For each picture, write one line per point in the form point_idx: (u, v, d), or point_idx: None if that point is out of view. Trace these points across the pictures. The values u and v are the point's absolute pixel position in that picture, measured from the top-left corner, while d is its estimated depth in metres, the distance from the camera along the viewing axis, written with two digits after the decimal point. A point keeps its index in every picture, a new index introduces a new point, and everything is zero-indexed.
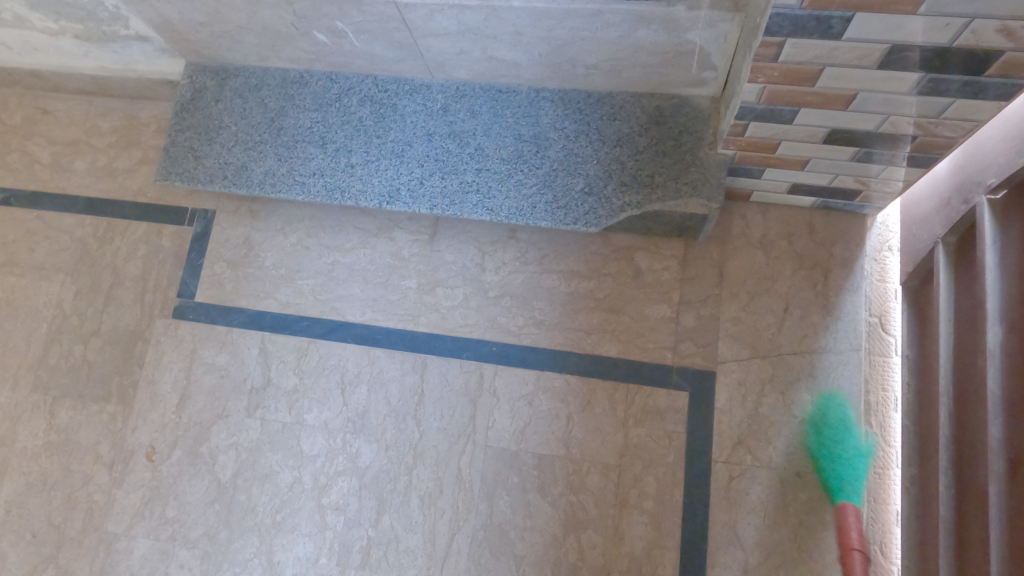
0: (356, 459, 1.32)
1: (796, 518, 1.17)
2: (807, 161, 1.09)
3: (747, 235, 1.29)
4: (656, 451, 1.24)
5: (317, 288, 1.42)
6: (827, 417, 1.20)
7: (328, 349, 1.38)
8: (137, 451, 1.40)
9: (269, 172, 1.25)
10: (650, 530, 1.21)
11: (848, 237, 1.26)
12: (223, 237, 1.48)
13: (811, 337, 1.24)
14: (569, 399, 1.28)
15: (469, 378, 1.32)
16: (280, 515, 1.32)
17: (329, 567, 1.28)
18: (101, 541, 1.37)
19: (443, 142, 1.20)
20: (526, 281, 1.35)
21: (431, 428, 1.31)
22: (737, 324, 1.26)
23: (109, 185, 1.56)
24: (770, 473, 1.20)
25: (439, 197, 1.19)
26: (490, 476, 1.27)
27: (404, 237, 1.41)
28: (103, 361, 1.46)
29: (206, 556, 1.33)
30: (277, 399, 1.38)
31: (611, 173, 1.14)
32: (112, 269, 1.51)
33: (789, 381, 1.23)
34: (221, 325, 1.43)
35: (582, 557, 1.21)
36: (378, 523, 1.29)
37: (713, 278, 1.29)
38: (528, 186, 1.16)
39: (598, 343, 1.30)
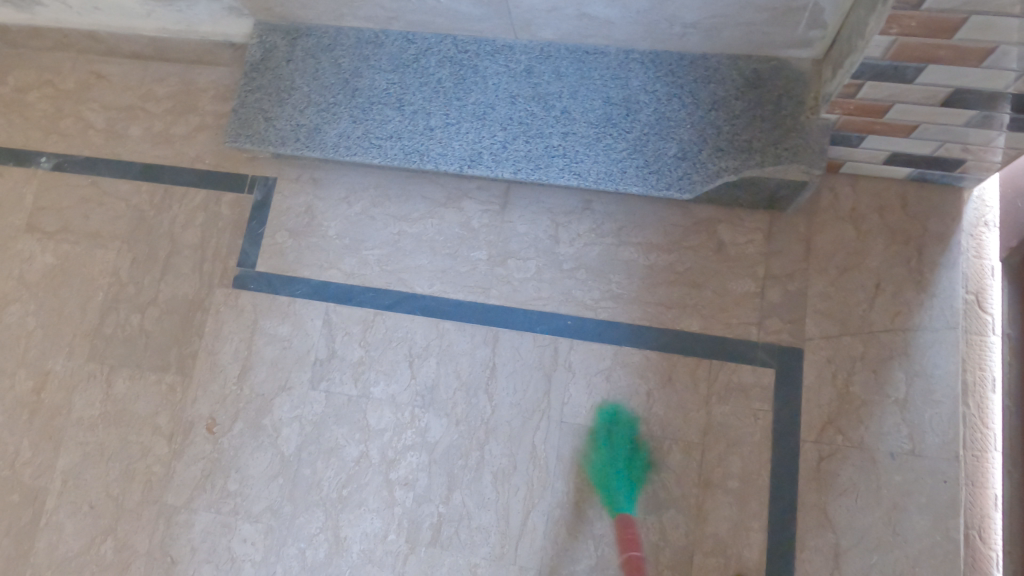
0: (426, 434, 1.28)
1: (890, 501, 1.13)
2: (915, 127, 1.04)
3: (837, 208, 1.24)
4: (741, 429, 1.19)
5: (383, 258, 1.38)
6: (922, 397, 1.15)
7: (395, 321, 1.34)
8: (197, 422, 1.36)
9: (343, 135, 1.20)
10: (735, 511, 1.17)
11: (943, 211, 1.21)
12: (285, 205, 1.44)
13: (905, 314, 1.19)
14: (649, 374, 1.24)
15: (544, 352, 1.28)
16: (346, 490, 1.29)
17: (398, 543, 1.25)
18: (161, 513, 1.33)
19: (527, 105, 1.15)
20: (602, 253, 1.30)
21: (504, 403, 1.27)
22: (826, 300, 1.21)
23: (165, 152, 1.52)
24: (861, 454, 1.15)
25: (523, 161, 1.14)
26: (566, 453, 1.23)
27: (473, 207, 1.36)
28: (161, 330, 1.42)
29: (270, 531, 1.29)
30: (342, 371, 1.34)
31: (706, 138, 1.09)
32: (170, 237, 1.47)
33: (882, 360, 1.18)
34: (283, 296, 1.39)
35: (663, 537, 1.17)
36: (449, 500, 1.25)
37: (800, 252, 1.24)
38: (618, 150, 1.12)
39: (679, 318, 1.25)
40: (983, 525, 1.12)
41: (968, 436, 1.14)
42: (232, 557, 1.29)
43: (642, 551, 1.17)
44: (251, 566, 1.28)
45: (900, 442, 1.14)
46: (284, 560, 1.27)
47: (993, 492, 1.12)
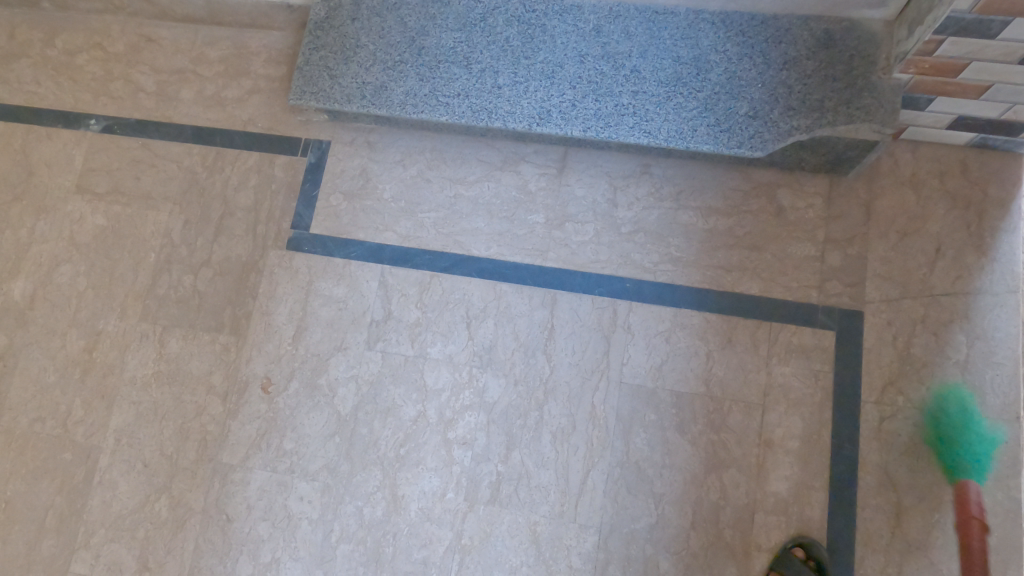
0: (484, 394, 1.29)
1: (952, 460, 1.13)
2: (987, 88, 1.05)
3: (896, 174, 1.26)
4: (802, 390, 1.20)
5: (440, 221, 1.38)
6: (983, 358, 1.16)
7: (452, 283, 1.35)
8: (252, 382, 1.37)
9: (410, 93, 1.21)
10: (796, 470, 1.18)
11: (1003, 177, 1.22)
12: (340, 168, 1.44)
13: (965, 277, 1.20)
14: (708, 336, 1.25)
15: (603, 314, 1.29)
16: (404, 449, 1.29)
17: (457, 501, 1.25)
18: (216, 472, 1.34)
19: (596, 64, 1.16)
20: (661, 217, 1.31)
21: (562, 363, 1.28)
22: (887, 264, 1.23)
23: (217, 115, 1.52)
24: (923, 415, 1.16)
25: (593, 119, 1.15)
26: (626, 412, 1.24)
27: (531, 171, 1.37)
28: (214, 292, 1.42)
29: (327, 489, 1.30)
30: (398, 332, 1.34)
31: (777, 97, 1.11)
32: (223, 199, 1.47)
33: (942, 322, 1.19)
34: (338, 258, 1.40)
35: (724, 495, 1.18)
36: (508, 458, 1.25)
37: (860, 217, 1.25)
38: (688, 109, 1.12)
39: (738, 281, 1.26)
40: None
41: None
42: (289, 515, 1.30)
43: (703, 511, 1.18)
44: (308, 524, 1.29)
45: (961, 403, 1.15)
46: (342, 518, 1.28)
47: None
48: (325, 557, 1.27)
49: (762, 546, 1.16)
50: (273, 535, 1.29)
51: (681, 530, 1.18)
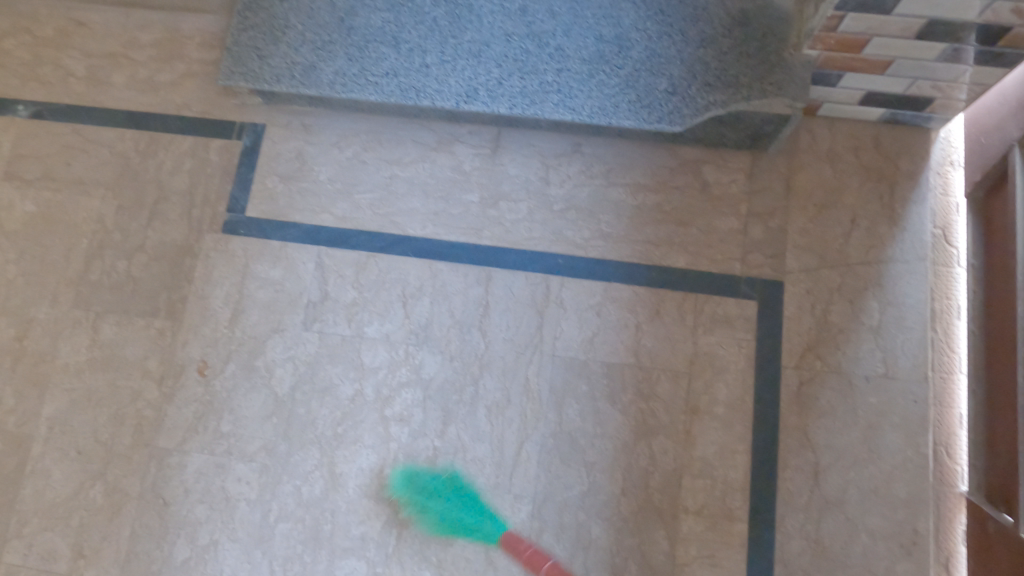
0: (420, 370, 1.31)
1: (865, 421, 1.19)
2: (891, 63, 1.10)
3: (815, 149, 1.31)
4: (727, 357, 1.25)
5: (375, 202, 1.39)
6: (894, 323, 1.23)
7: (388, 263, 1.36)
8: (189, 365, 1.36)
9: (339, 73, 1.21)
10: (721, 434, 1.22)
11: (912, 152, 1.29)
12: (275, 151, 1.44)
13: (878, 247, 1.26)
14: (638, 308, 1.28)
15: (536, 290, 1.31)
16: (342, 428, 1.30)
17: (394, 477, 1.27)
18: (152, 456, 1.33)
19: (522, 43, 1.19)
20: (592, 194, 1.34)
21: (497, 339, 1.30)
22: (806, 236, 1.28)
23: (150, 99, 1.50)
24: (839, 378, 1.22)
25: (519, 96, 1.17)
26: (559, 384, 1.27)
27: (465, 150, 1.39)
28: (149, 277, 1.41)
29: (265, 470, 1.30)
30: (335, 312, 1.35)
31: (695, 73, 1.14)
32: (157, 184, 1.46)
33: (857, 290, 1.24)
34: (275, 240, 1.40)
35: (653, 462, 1.22)
36: (444, 433, 1.27)
37: (781, 191, 1.30)
38: (611, 86, 1.15)
39: (666, 255, 1.30)
40: (950, 442, 1.19)
41: (937, 360, 1.21)
42: (226, 496, 1.30)
43: (634, 477, 1.22)
44: (246, 504, 1.29)
45: (875, 366, 1.21)
46: (280, 498, 1.29)
47: (959, 411, 1.20)
48: (264, 536, 1.27)
49: (689, 509, 1.20)
50: (211, 517, 1.29)
51: (612, 496, 1.22)
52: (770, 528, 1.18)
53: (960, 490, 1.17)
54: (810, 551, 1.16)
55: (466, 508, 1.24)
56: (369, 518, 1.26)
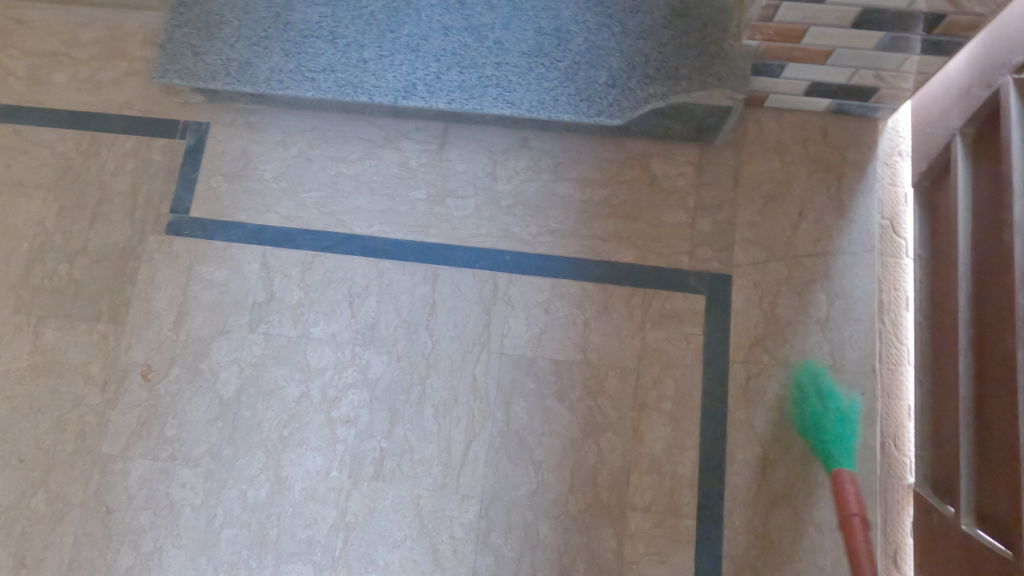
0: (367, 370, 1.29)
1: (813, 414, 1.19)
2: (831, 53, 1.09)
3: (763, 140, 1.29)
4: (675, 353, 1.23)
5: (321, 201, 1.37)
6: (842, 315, 1.22)
7: (334, 262, 1.34)
8: (132, 369, 1.33)
9: (275, 69, 1.19)
10: (669, 431, 1.21)
11: (860, 142, 1.28)
12: (220, 149, 1.42)
13: (826, 239, 1.25)
14: (585, 304, 1.27)
15: (483, 287, 1.29)
16: (287, 430, 1.28)
17: (341, 479, 1.25)
18: (95, 463, 1.30)
19: (460, 36, 1.17)
20: (539, 189, 1.32)
21: (444, 338, 1.28)
22: (754, 229, 1.26)
23: (92, 98, 1.47)
24: (787, 371, 1.21)
25: (457, 91, 1.15)
26: (506, 382, 1.25)
27: (412, 147, 1.37)
28: (91, 280, 1.38)
29: (209, 474, 1.28)
30: (281, 313, 1.33)
31: (635, 65, 1.13)
32: (99, 185, 1.43)
33: (805, 282, 1.23)
34: (219, 240, 1.37)
35: (601, 459, 1.21)
36: (391, 434, 1.26)
37: (729, 183, 1.29)
38: (550, 79, 1.14)
39: (614, 250, 1.28)
40: (898, 434, 1.19)
41: (885, 352, 1.21)
42: (171, 502, 1.27)
43: (582, 474, 1.21)
44: (190, 510, 1.26)
45: (822, 358, 1.21)
46: (225, 503, 1.26)
47: (906, 402, 1.19)
48: (209, 542, 1.25)
49: (637, 506, 1.19)
50: (154, 524, 1.27)
51: (560, 495, 1.20)
52: (717, 524, 1.17)
53: (907, 481, 1.17)
54: (758, 546, 1.16)
55: (414, 510, 1.22)
56: (316, 521, 1.24)
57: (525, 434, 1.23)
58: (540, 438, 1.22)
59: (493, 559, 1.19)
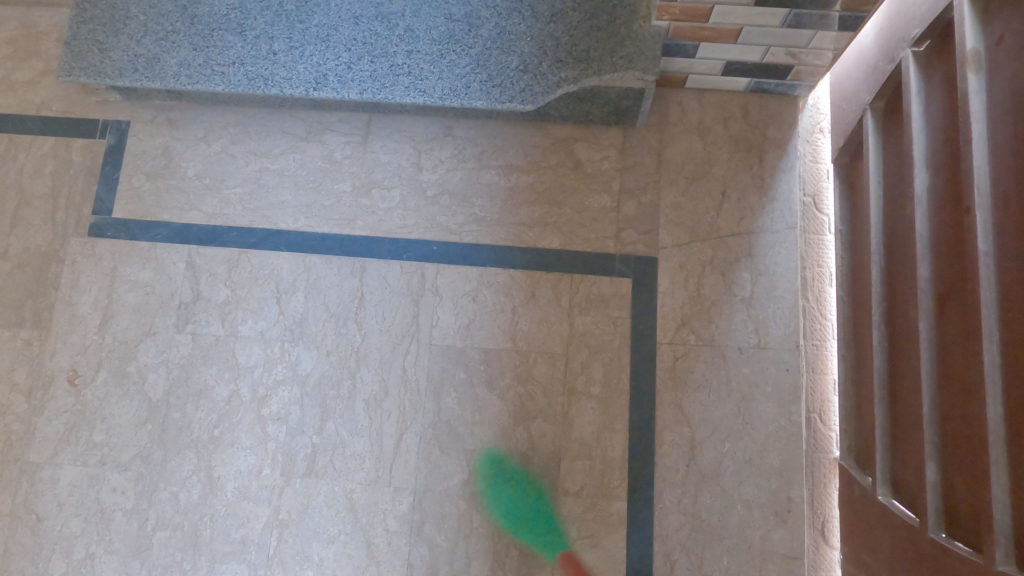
0: (296, 367, 1.27)
1: (739, 392, 1.19)
2: (739, 31, 1.09)
3: (684, 121, 1.30)
4: (602, 337, 1.23)
5: (246, 197, 1.35)
6: (766, 293, 1.23)
7: (261, 258, 1.32)
8: (58, 375, 1.31)
9: (184, 63, 1.16)
10: (598, 414, 1.21)
11: (781, 120, 1.29)
12: (140, 148, 1.39)
13: (748, 218, 1.25)
14: (513, 292, 1.26)
15: (411, 279, 1.29)
16: (218, 431, 1.27)
17: (273, 477, 1.24)
18: (23, 472, 1.28)
19: (370, 25, 1.16)
20: (464, 177, 1.32)
21: (373, 331, 1.27)
22: (678, 210, 1.27)
23: (7, 99, 1.43)
24: (713, 351, 1.21)
25: (369, 81, 1.13)
26: (436, 373, 1.25)
27: (336, 139, 1.36)
28: (12, 285, 1.35)
29: (140, 478, 1.26)
30: (208, 312, 1.31)
31: (546, 50, 1.13)
32: (18, 188, 1.39)
33: (729, 262, 1.24)
34: (143, 241, 1.35)
35: (532, 446, 1.21)
36: (323, 430, 1.25)
37: (652, 165, 1.29)
38: (461, 66, 1.13)
39: (540, 237, 1.28)
40: (823, 409, 1.19)
41: (809, 329, 1.21)
42: (102, 508, 1.26)
43: (514, 462, 1.20)
44: (122, 515, 1.25)
45: (747, 337, 1.21)
46: (157, 505, 1.25)
47: (832, 377, 1.20)
48: (141, 546, 1.24)
49: (568, 491, 1.19)
50: (86, 530, 1.25)
51: (492, 483, 1.20)
52: (648, 505, 1.17)
53: (833, 455, 1.18)
54: (688, 526, 1.16)
55: (347, 505, 1.21)
56: (249, 521, 1.23)
57: (455, 425, 1.23)
58: (468, 427, 1.22)
59: (427, 550, 1.19)
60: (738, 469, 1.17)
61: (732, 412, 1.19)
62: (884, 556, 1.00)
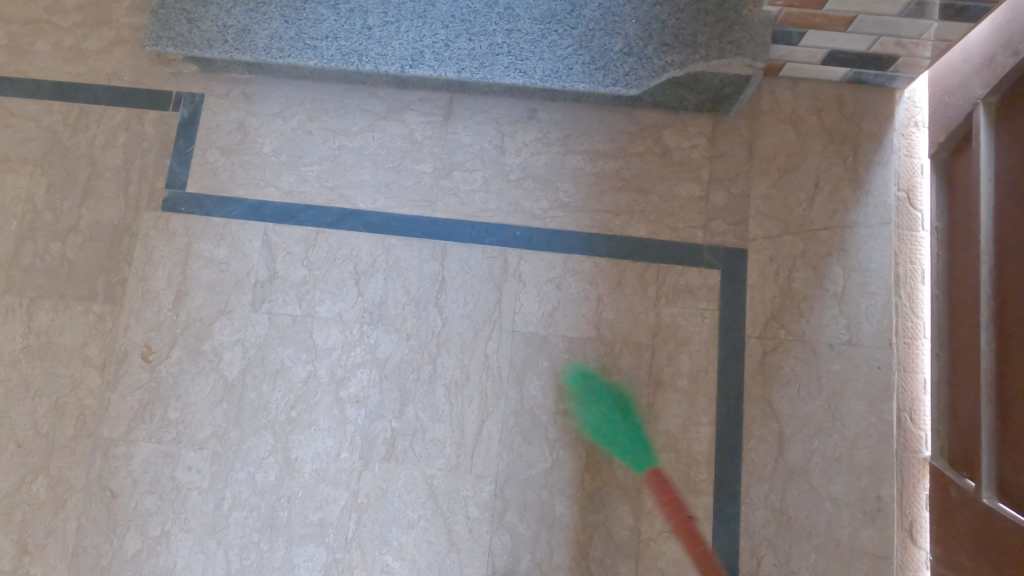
0: (376, 350, 1.26)
1: (829, 389, 1.18)
2: (853, 19, 1.06)
3: (777, 111, 1.27)
4: (690, 328, 1.22)
5: (324, 174, 1.33)
6: (859, 289, 1.20)
7: (338, 238, 1.30)
8: (131, 351, 1.29)
9: (275, 36, 1.14)
10: (684, 407, 1.19)
11: (877, 112, 1.26)
12: (215, 122, 1.36)
13: (842, 212, 1.23)
14: (599, 280, 1.24)
15: (493, 264, 1.26)
16: (295, 412, 1.25)
17: (352, 460, 1.23)
18: (97, 447, 1.27)
19: (469, 2, 1.14)
20: (549, 162, 1.29)
21: (454, 316, 1.25)
22: (769, 202, 1.24)
23: (77, 69, 1.40)
24: (803, 346, 1.19)
25: (468, 59, 1.11)
26: (519, 360, 1.23)
27: (416, 119, 1.33)
28: (84, 259, 1.33)
29: (216, 457, 1.25)
30: (285, 291, 1.29)
31: (651, 33, 1.11)
32: (89, 160, 1.36)
33: (821, 256, 1.22)
34: (218, 217, 1.33)
35: (617, 437, 1.19)
36: (402, 414, 1.23)
37: (742, 155, 1.26)
38: (564, 47, 1.11)
39: (626, 224, 1.26)
40: (914, 408, 1.17)
41: (901, 327, 1.19)
42: (177, 486, 1.24)
43: (624, 430, 1.19)
44: (198, 494, 1.24)
45: (839, 333, 1.19)
46: (233, 485, 1.24)
47: (923, 376, 1.18)
48: (217, 526, 1.23)
49: (654, 483, 1.18)
50: (161, 508, 1.24)
51: (575, 473, 1.19)
52: (734, 500, 1.16)
53: (922, 455, 1.16)
54: (775, 522, 1.15)
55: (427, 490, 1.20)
56: (328, 503, 1.22)
57: (537, 412, 1.21)
58: (552, 415, 1.21)
59: (509, 539, 1.18)
60: (825, 466, 1.16)
61: (824, 409, 1.17)
62: (987, 559, 0.99)
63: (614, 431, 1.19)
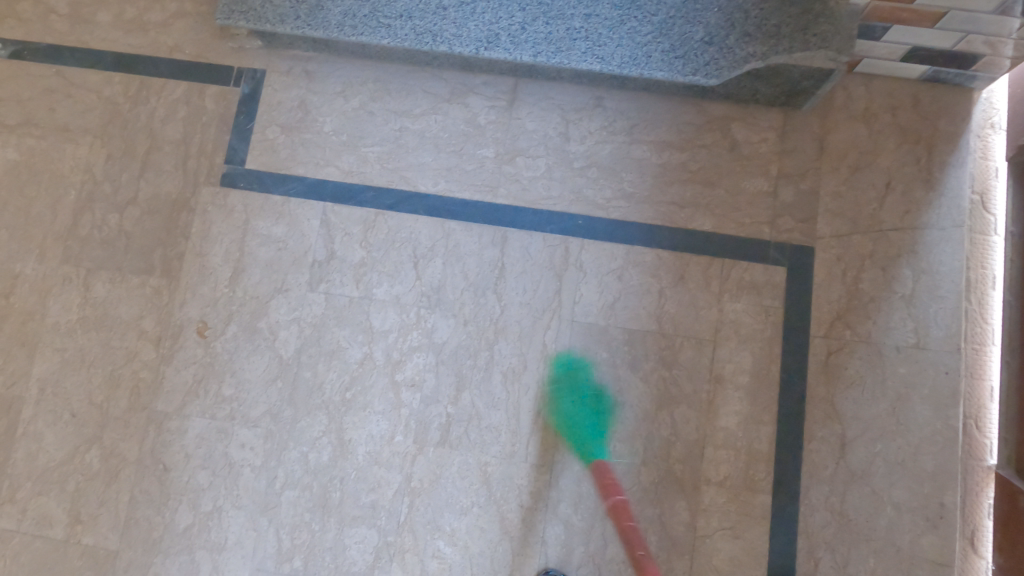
0: (433, 335, 1.25)
1: (895, 392, 1.16)
2: (943, 15, 1.03)
3: (850, 108, 1.24)
4: (753, 325, 1.20)
5: (384, 155, 1.31)
6: (928, 292, 1.18)
7: (398, 221, 1.29)
8: (187, 326, 1.29)
9: (348, 13, 1.13)
10: (745, 404, 1.18)
11: (953, 112, 1.23)
12: (276, 99, 1.35)
13: (913, 213, 1.21)
14: (661, 273, 1.23)
15: (554, 253, 1.25)
16: (350, 393, 1.25)
17: (406, 444, 1.22)
18: (150, 421, 1.27)
19: None
20: (614, 151, 1.27)
21: (513, 303, 1.24)
22: (838, 200, 1.22)
23: (139, 40, 1.40)
24: (869, 349, 1.17)
25: (544, 43, 1.11)
26: (578, 350, 1.22)
27: (479, 103, 1.31)
28: (142, 232, 1.33)
29: (270, 435, 1.25)
30: (342, 272, 1.28)
31: (733, 22, 1.10)
32: (149, 133, 1.36)
33: (890, 258, 1.19)
34: (277, 195, 1.32)
35: (675, 432, 1.18)
36: (458, 400, 1.22)
37: (812, 151, 1.24)
38: (642, 34, 1.11)
39: (691, 218, 1.24)
40: (980, 416, 1.15)
41: (971, 332, 1.16)
42: (229, 462, 1.24)
43: (686, 424, 1.18)
44: (250, 471, 1.24)
45: (906, 336, 1.17)
46: (286, 464, 1.23)
47: (991, 383, 1.15)
48: (269, 504, 1.23)
49: (712, 480, 1.16)
50: (213, 484, 1.24)
51: (632, 466, 1.18)
52: (793, 500, 1.15)
53: (987, 463, 1.14)
54: (834, 524, 1.13)
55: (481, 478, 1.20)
56: (381, 486, 1.21)
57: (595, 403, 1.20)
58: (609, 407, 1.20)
59: (562, 529, 1.17)
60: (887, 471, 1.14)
61: (887, 413, 1.15)
62: None
63: (672, 425, 1.18)
